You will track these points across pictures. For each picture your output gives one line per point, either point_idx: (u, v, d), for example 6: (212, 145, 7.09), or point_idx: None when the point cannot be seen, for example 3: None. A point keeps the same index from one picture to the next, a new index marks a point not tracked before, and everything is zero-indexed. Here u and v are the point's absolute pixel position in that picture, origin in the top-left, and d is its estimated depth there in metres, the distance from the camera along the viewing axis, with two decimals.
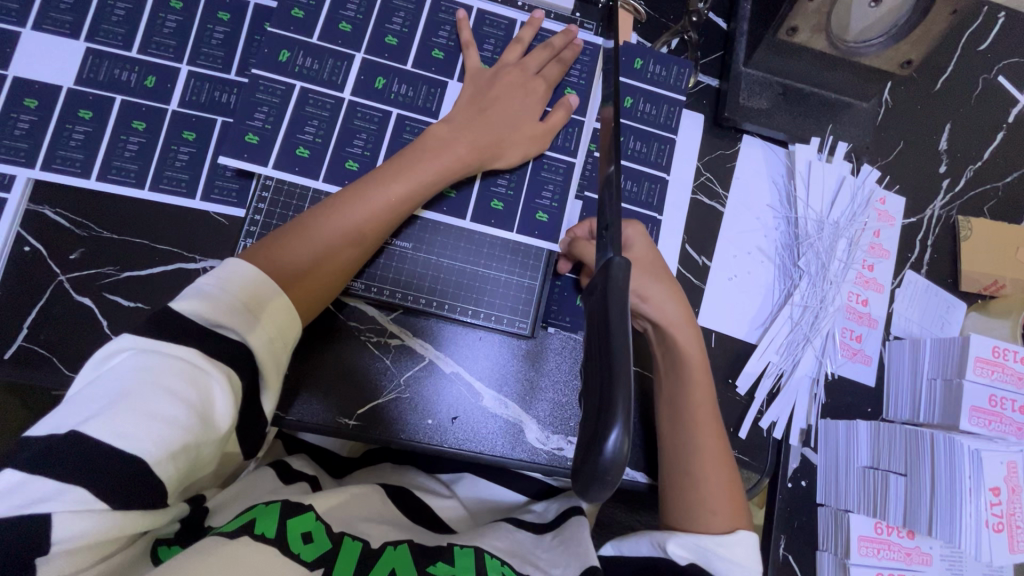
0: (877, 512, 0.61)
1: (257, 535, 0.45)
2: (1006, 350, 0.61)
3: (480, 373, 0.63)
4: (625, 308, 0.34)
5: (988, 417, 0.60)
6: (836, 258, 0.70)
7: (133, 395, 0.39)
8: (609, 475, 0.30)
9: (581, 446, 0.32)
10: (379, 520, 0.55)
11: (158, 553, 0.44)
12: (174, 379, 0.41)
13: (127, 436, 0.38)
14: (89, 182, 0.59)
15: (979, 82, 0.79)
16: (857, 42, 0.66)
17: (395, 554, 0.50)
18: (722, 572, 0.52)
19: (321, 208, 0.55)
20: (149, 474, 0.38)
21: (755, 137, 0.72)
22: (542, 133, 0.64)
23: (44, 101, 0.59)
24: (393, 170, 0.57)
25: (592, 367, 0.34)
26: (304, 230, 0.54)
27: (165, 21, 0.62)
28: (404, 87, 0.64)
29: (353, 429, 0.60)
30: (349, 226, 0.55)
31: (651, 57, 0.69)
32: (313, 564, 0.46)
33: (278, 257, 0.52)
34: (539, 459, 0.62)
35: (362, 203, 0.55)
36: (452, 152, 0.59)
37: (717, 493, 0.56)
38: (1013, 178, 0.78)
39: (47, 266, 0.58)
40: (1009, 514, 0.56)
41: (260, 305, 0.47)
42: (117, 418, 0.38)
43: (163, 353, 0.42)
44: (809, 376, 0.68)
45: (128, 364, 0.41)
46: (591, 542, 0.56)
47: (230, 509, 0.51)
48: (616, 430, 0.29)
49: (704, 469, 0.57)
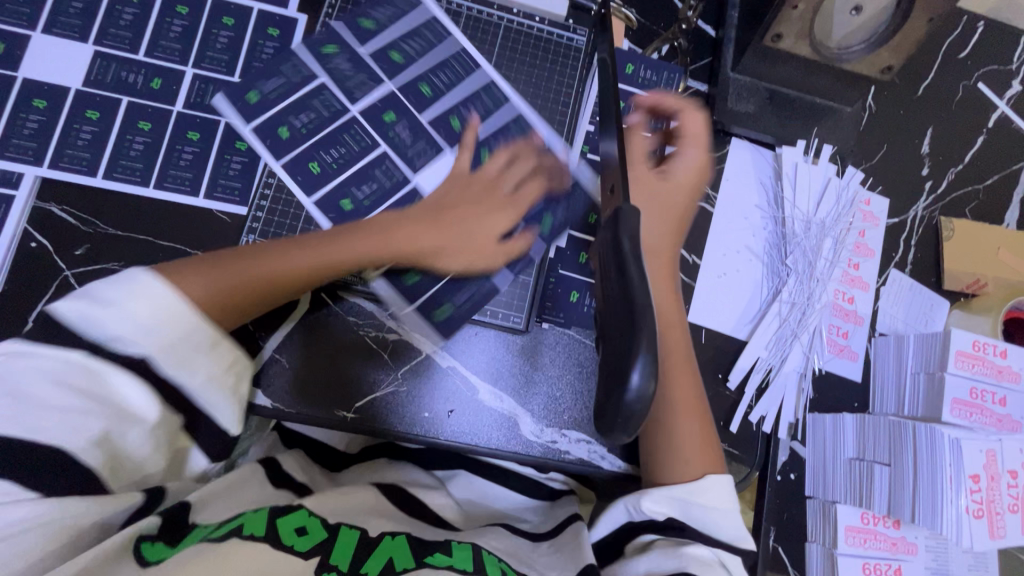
0: (864, 501, 0.62)
1: (246, 536, 0.46)
2: (986, 344, 0.62)
3: (476, 367, 0.64)
4: (646, 282, 0.33)
5: (969, 409, 0.61)
6: (822, 257, 0.72)
7: (38, 394, 0.41)
8: (633, 417, 0.31)
9: (606, 382, 0.33)
10: (381, 516, 0.56)
11: (141, 552, 0.43)
12: (70, 374, 0.42)
13: (40, 431, 0.40)
14: (96, 180, 0.61)
15: (960, 88, 0.82)
16: (840, 49, 0.69)
17: (393, 544, 0.51)
18: (701, 518, 0.52)
19: (272, 246, 0.55)
20: (73, 464, 0.41)
21: (744, 140, 0.74)
22: (495, 252, 0.62)
23: (53, 101, 0.61)
24: (355, 235, 0.57)
25: (614, 305, 0.35)
26: (246, 256, 0.53)
27: (171, 26, 0.65)
28: (400, 96, 0.67)
29: (351, 422, 0.61)
30: (291, 272, 0.54)
31: (642, 63, 0.72)
32: (309, 554, 0.47)
33: (208, 276, 0.50)
34: (533, 452, 0.63)
35: (314, 252, 0.55)
36: (414, 232, 0.60)
37: (691, 444, 0.56)
38: (994, 181, 0.81)
39: (53, 261, 0.60)
40: (988, 500, 0.57)
41: (180, 338, 0.45)
42: (28, 414, 0.40)
43: (54, 353, 0.42)
44: (797, 371, 0.70)
45: (22, 365, 0.41)
46: (585, 540, 0.57)
47: (218, 506, 0.50)
48: (640, 369, 0.31)
49: (675, 426, 0.57)
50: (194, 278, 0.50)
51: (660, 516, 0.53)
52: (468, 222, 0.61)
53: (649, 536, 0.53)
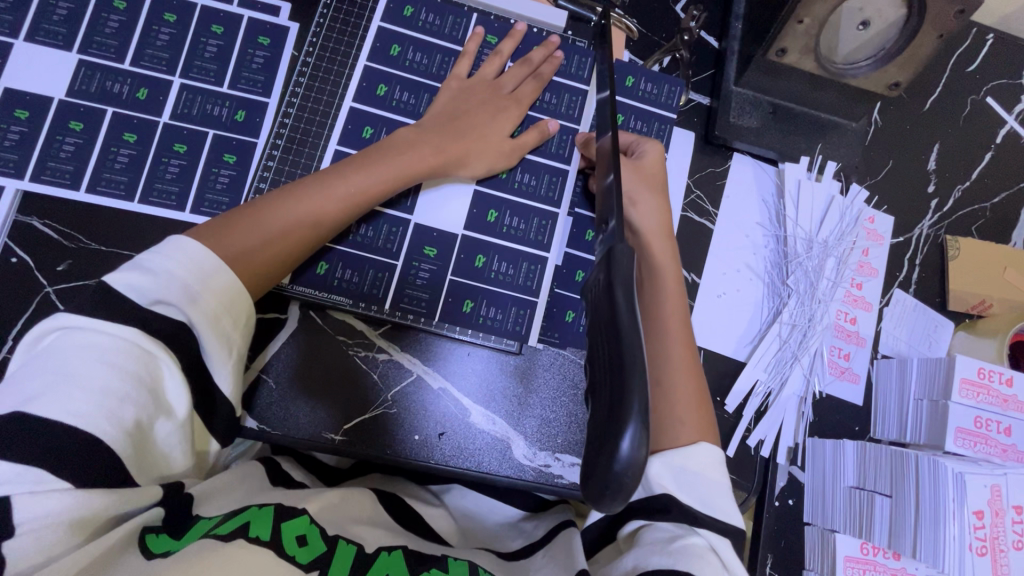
0: (864, 532, 0.61)
1: (251, 539, 0.42)
2: (991, 371, 0.61)
3: (467, 389, 0.63)
4: (634, 305, 0.33)
5: (973, 439, 0.60)
6: (824, 277, 0.70)
7: (83, 371, 0.40)
8: (622, 483, 0.29)
9: (592, 449, 0.31)
10: (371, 524, 0.53)
11: (146, 544, 0.40)
12: (123, 358, 0.42)
13: (81, 413, 0.39)
14: (78, 194, 0.59)
15: (967, 103, 0.80)
16: (846, 64, 0.67)
17: (389, 560, 0.48)
18: (691, 487, 0.49)
19: (275, 197, 0.54)
20: (106, 451, 0.39)
21: (746, 155, 0.73)
22: (511, 149, 0.64)
23: (35, 112, 0.59)
24: (363, 164, 0.57)
25: (602, 355, 0.33)
26: (257, 211, 0.53)
27: (158, 34, 0.63)
28: (418, 55, 0.66)
29: (339, 445, 0.59)
30: (314, 216, 0.54)
31: (642, 75, 0.70)
32: (308, 567, 0.43)
33: (224, 240, 0.50)
34: (526, 476, 0.61)
35: (325, 193, 0.55)
36: (430, 150, 0.60)
37: (686, 405, 0.53)
38: (1001, 199, 0.79)
39: (34, 277, 0.58)
40: (992, 537, 0.55)
41: (228, 308, 0.48)
42: (66, 396, 0.39)
43: (104, 332, 0.42)
44: (797, 395, 0.68)
45: (68, 344, 0.41)
46: (583, 550, 0.53)
47: (224, 500, 0.47)
48: (630, 435, 0.29)
49: (672, 381, 0.54)
50: (217, 241, 0.49)
51: (659, 490, 0.49)
52: (481, 127, 0.62)
53: (633, 525, 0.50)
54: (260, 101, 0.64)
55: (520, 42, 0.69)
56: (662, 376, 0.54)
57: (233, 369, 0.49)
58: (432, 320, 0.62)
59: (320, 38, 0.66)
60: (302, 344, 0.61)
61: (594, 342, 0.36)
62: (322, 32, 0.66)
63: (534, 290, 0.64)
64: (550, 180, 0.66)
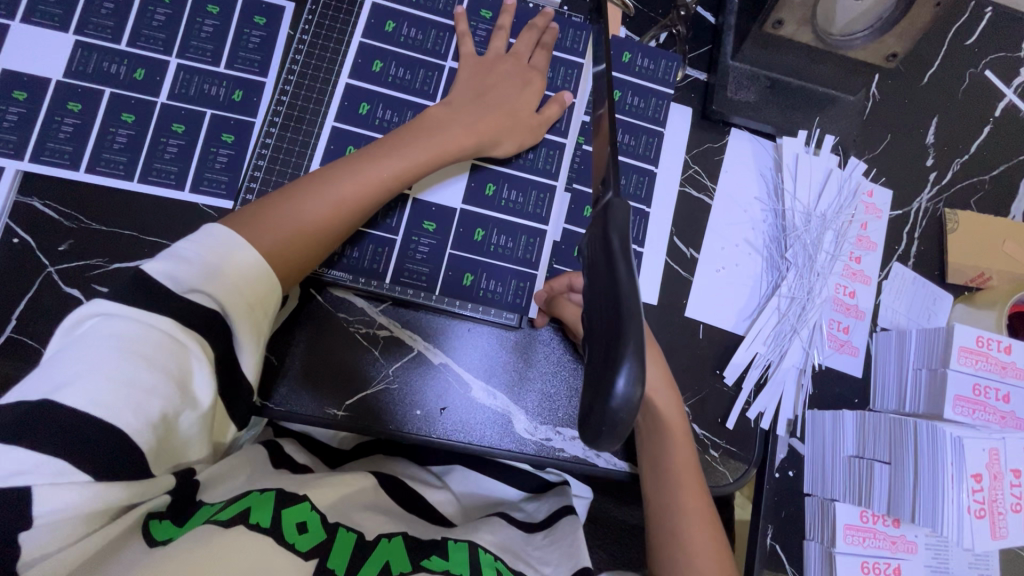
0: (863, 499, 0.61)
1: (251, 526, 0.44)
2: (990, 339, 0.61)
3: (469, 364, 0.63)
4: (625, 239, 0.34)
5: (971, 406, 0.60)
6: (823, 250, 0.70)
7: (112, 364, 0.40)
8: (619, 423, 0.30)
9: (588, 395, 0.32)
10: (375, 510, 0.55)
11: (151, 531, 0.42)
12: (154, 349, 0.42)
13: (109, 406, 0.39)
14: (78, 174, 0.60)
15: (966, 76, 0.79)
16: (843, 36, 0.67)
17: (390, 546, 0.50)
18: None
19: (307, 185, 0.54)
20: (131, 445, 0.39)
21: (744, 130, 0.73)
22: (537, 124, 0.64)
23: (33, 93, 0.60)
24: (383, 149, 0.57)
25: (598, 304, 0.34)
26: (284, 198, 0.53)
27: (154, 14, 0.63)
28: (413, 31, 0.66)
29: (341, 420, 0.60)
30: (338, 202, 0.54)
31: (639, 51, 0.70)
32: (308, 555, 0.45)
33: (255, 230, 0.50)
34: (527, 450, 0.62)
35: (350, 176, 0.54)
36: (448, 129, 0.59)
37: (705, 554, 0.55)
38: (1000, 171, 0.79)
39: (36, 257, 0.58)
40: (990, 499, 0.56)
41: (257, 298, 0.48)
42: (94, 387, 0.39)
43: (140, 321, 0.42)
44: (797, 367, 0.68)
45: (101, 332, 0.41)
46: (582, 540, 0.56)
47: (226, 488, 0.49)
48: (624, 374, 0.29)
49: (688, 532, 0.55)
50: (249, 230, 0.50)
51: None
52: (504, 102, 0.63)
53: None
54: (256, 81, 0.64)
55: (513, 17, 0.68)
56: (678, 529, 0.56)
57: (262, 357, 0.49)
58: (433, 294, 0.62)
59: (316, 17, 0.65)
60: (314, 322, 0.61)
61: (589, 293, 0.37)
62: (317, 10, 0.66)
63: (534, 263, 0.64)
64: (548, 154, 0.66)
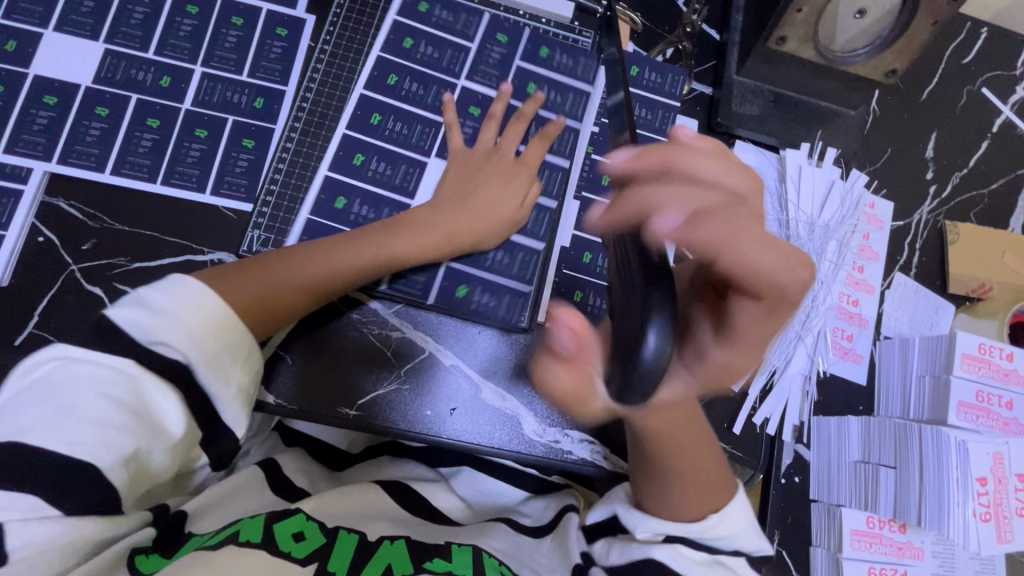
0: (869, 505, 0.62)
1: (242, 543, 0.47)
2: (992, 347, 0.62)
3: (479, 365, 0.64)
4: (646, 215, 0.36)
5: (976, 412, 0.61)
6: (826, 259, 0.72)
7: (76, 405, 0.42)
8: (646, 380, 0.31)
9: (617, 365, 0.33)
10: (385, 521, 0.57)
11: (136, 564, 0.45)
12: (113, 388, 0.43)
13: (78, 445, 0.41)
14: (103, 176, 0.61)
15: (964, 93, 0.82)
16: (843, 52, 0.70)
17: (391, 548, 0.52)
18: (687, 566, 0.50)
19: (329, 241, 0.58)
20: (102, 479, 0.42)
21: (749, 142, 0.73)
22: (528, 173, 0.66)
23: (63, 98, 0.62)
24: (401, 227, 0.60)
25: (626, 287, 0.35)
26: (283, 261, 0.56)
27: (181, 25, 0.65)
28: (430, 47, 0.69)
29: (353, 419, 0.60)
30: (332, 272, 0.57)
31: (647, 65, 0.72)
32: (305, 560, 0.48)
33: (266, 270, 0.55)
34: (537, 452, 0.63)
35: (363, 243, 0.58)
36: (443, 226, 0.61)
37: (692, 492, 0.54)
38: (999, 185, 0.81)
39: (60, 256, 0.60)
40: (996, 503, 0.57)
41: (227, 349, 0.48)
42: (62, 428, 0.41)
43: (98, 364, 0.44)
44: (802, 374, 0.69)
45: (63, 375, 0.43)
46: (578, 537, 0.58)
47: (217, 515, 0.52)
48: (656, 331, 0.31)
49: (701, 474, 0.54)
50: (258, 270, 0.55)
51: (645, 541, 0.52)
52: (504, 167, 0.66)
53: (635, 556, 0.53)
54: (277, 89, 0.66)
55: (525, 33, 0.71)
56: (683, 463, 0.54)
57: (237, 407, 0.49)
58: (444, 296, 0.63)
59: (336, 29, 0.68)
60: (326, 323, 0.62)
61: (614, 272, 0.38)
62: (338, 23, 0.69)
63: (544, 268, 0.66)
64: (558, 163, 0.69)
